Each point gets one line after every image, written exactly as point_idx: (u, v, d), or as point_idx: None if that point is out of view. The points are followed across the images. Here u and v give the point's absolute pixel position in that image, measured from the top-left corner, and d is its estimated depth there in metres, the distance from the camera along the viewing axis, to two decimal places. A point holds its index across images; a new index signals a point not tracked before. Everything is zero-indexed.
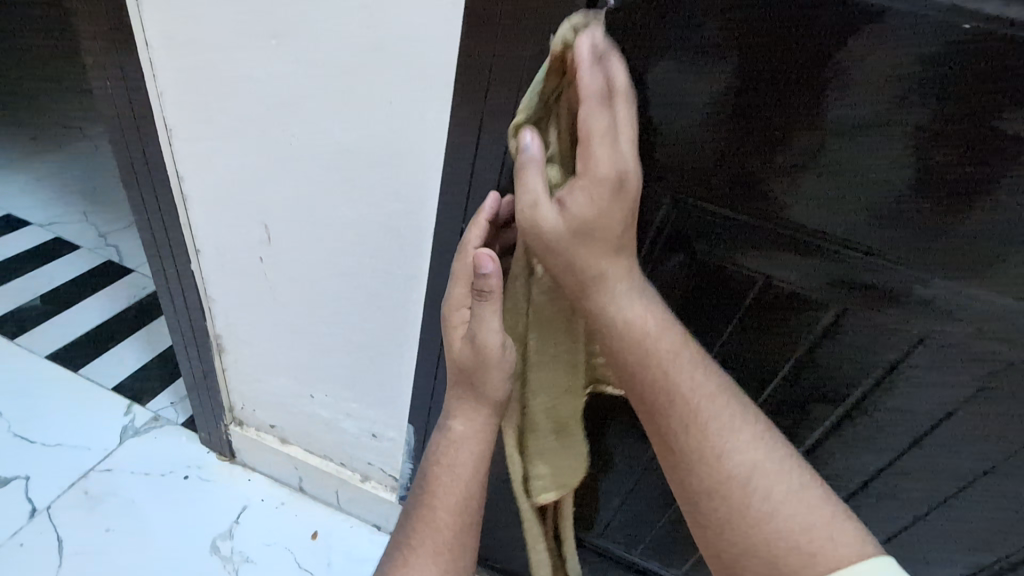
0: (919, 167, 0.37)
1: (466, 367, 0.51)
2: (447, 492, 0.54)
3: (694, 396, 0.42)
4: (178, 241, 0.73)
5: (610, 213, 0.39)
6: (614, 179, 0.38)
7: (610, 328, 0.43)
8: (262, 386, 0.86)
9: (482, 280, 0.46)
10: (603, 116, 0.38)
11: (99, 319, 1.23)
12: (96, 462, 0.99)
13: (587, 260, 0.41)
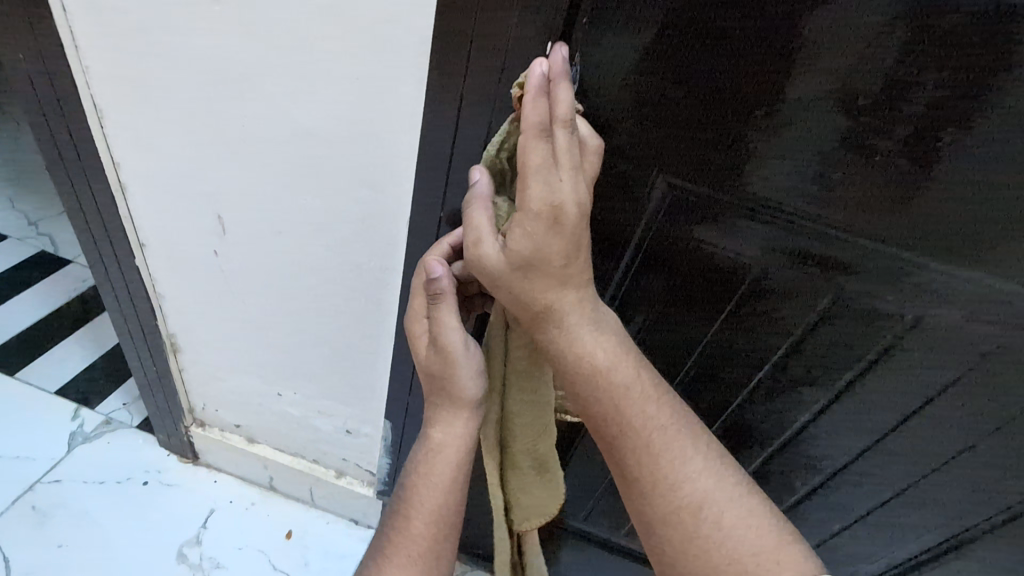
0: (874, 144, 0.36)
1: (434, 373, 0.48)
2: (425, 505, 0.50)
3: (646, 427, 0.42)
4: (119, 235, 0.66)
5: (546, 247, 0.37)
6: (547, 215, 0.36)
7: (565, 355, 0.42)
8: (224, 385, 0.81)
9: (433, 282, 0.45)
10: (541, 148, 0.35)
11: (34, 316, 1.13)
12: (42, 473, 0.92)
13: (533, 290, 0.39)
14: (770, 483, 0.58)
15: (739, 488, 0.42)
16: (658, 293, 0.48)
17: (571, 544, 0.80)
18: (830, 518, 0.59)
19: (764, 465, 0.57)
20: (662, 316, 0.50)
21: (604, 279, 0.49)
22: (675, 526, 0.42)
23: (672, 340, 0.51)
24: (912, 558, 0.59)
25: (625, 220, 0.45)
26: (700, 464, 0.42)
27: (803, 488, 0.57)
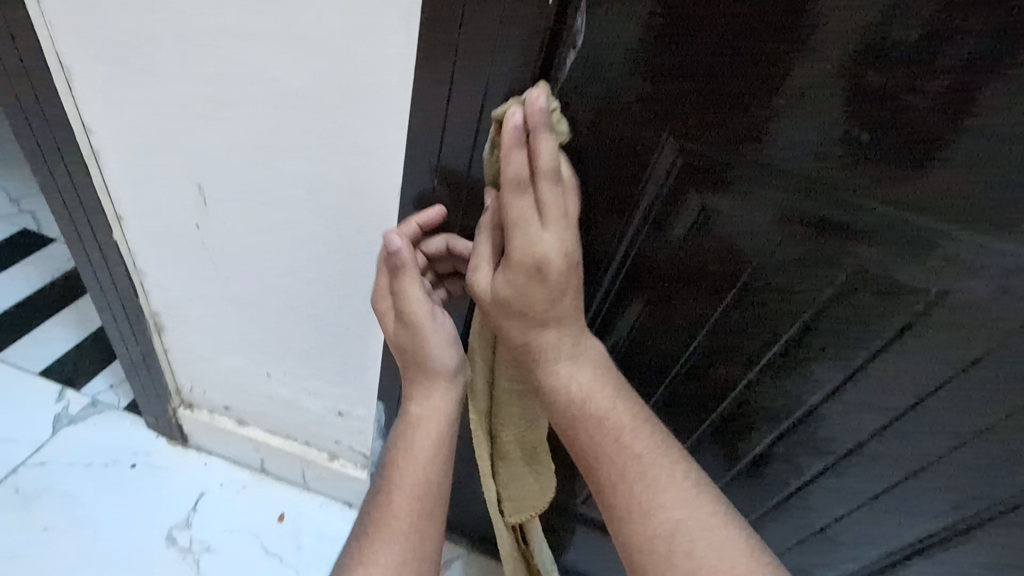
0: (899, 104, 0.33)
1: (406, 349, 0.49)
2: (406, 478, 0.51)
3: (621, 453, 0.42)
4: (95, 207, 0.63)
5: (529, 293, 0.40)
6: (528, 268, 0.39)
7: (543, 387, 0.44)
8: (211, 365, 0.78)
9: (393, 255, 0.45)
10: (521, 203, 0.37)
11: (17, 295, 1.10)
12: (26, 456, 0.89)
13: (517, 328, 0.42)
14: (776, 465, 0.57)
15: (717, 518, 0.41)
16: (665, 268, 0.46)
17: (569, 527, 0.78)
18: (837, 502, 0.57)
19: (771, 447, 0.55)
20: (667, 292, 0.47)
21: (608, 253, 0.46)
22: (643, 556, 0.41)
23: (678, 317, 0.49)
24: (919, 541, 0.57)
25: (629, 189, 0.42)
26: (676, 495, 0.41)
27: (810, 471, 0.56)
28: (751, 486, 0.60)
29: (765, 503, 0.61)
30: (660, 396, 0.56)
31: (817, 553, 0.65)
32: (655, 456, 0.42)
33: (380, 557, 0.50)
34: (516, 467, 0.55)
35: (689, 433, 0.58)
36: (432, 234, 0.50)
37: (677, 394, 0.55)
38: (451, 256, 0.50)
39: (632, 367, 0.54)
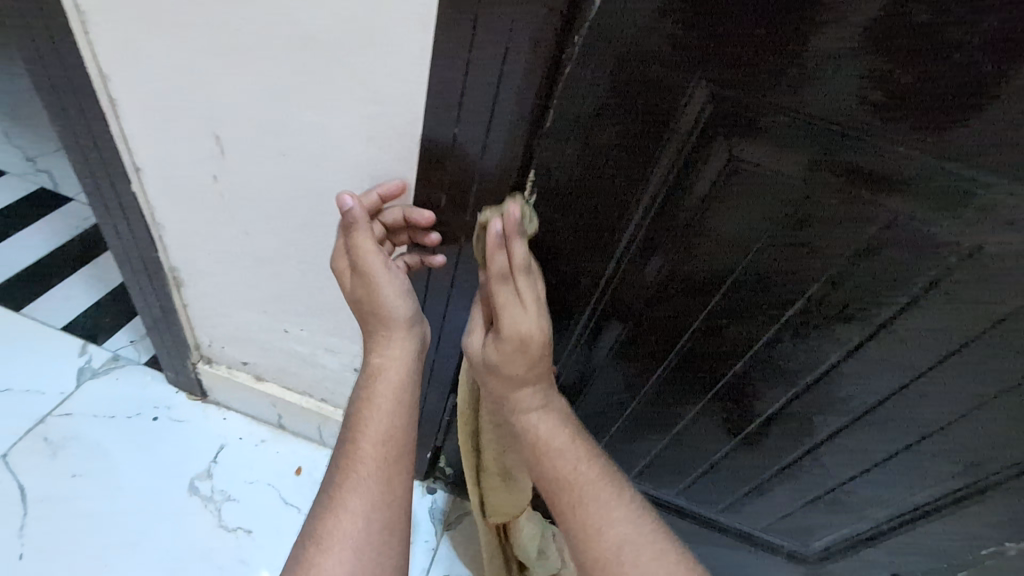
0: (939, 60, 0.32)
1: (364, 301, 0.55)
2: (370, 427, 0.57)
3: (576, 483, 0.53)
4: (113, 157, 0.63)
5: (511, 358, 0.52)
6: (513, 338, 0.51)
7: (520, 428, 0.56)
8: (229, 321, 0.79)
9: (345, 214, 0.50)
10: (505, 290, 0.50)
11: (37, 252, 1.11)
12: (52, 406, 0.92)
13: (503, 384, 0.55)
14: (790, 424, 0.57)
15: (653, 536, 0.52)
16: (687, 223, 0.46)
17: None
18: (851, 462, 0.58)
19: (787, 406, 0.56)
20: (688, 249, 0.48)
21: (630, 209, 0.47)
22: (595, 564, 0.51)
23: (699, 273, 0.49)
24: (929, 503, 0.58)
25: (655, 144, 0.42)
26: (621, 514, 0.52)
27: (824, 430, 0.56)
28: (765, 446, 0.61)
29: (776, 464, 0.62)
30: (677, 353, 0.56)
31: (826, 513, 0.66)
32: (603, 483, 0.54)
33: (347, 501, 0.54)
34: (495, 481, 0.70)
35: (704, 392, 0.59)
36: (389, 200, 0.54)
37: (695, 351, 0.55)
38: (407, 225, 0.54)
39: (650, 323, 0.55)
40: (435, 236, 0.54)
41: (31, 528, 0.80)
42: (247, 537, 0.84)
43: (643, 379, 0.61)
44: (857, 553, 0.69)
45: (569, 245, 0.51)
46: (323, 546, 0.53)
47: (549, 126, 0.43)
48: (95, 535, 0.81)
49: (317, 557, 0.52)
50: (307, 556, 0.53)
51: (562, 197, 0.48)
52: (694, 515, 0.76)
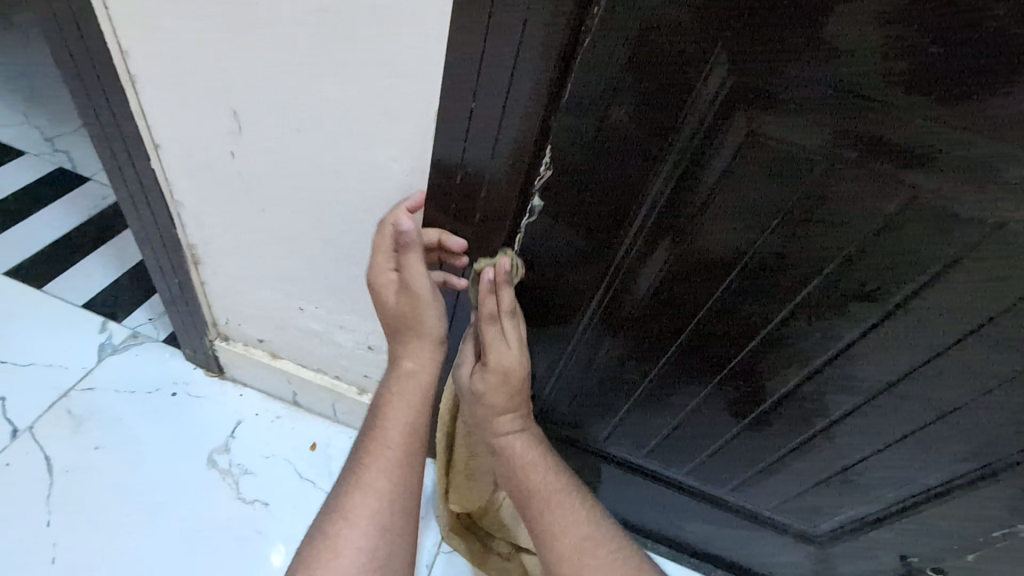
0: (968, 27, 0.32)
1: (405, 315, 0.57)
2: (395, 415, 0.61)
3: (545, 493, 0.63)
4: (133, 134, 0.63)
5: (495, 389, 0.59)
6: (499, 372, 0.58)
7: (497, 448, 0.64)
8: (246, 299, 0.81)
9: (404, 236, 0.52)
10: (494, 330, 0.57)
11: (57, 230, 1.13)
12: (76, 381, 0.94)
13: (486, 412, 0.62)
14: (802, 404, 0.57)
15: (601, 540, 0.62)
16: (703, 202, 0.46)
17: (590, 464, 0.81)
18: (864, 442, 0.58)
19: (800, 386, 0.56)
20: (703, 226, 0.48)
21: (645, 186, 0.47)
22: (559, 565, 0.62)
23: (715, 253, 0.49)
24: (942, 484, 0.58)
25: (673, 119, 0.42)
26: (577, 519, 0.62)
27: (838, 410, 0.56)
28: (777, 426, 0.61)
29: (786, 444, 0.63)
30: (691, 333, 0.56)
31: (837, 494, 0.66)
32: (565, 494, 0.64)
33: (370, 481, 0.59)
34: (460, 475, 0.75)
35: (717, 372, 0.59)
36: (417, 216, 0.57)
37: (708, 331, 0.55)
38: (439, 246, 0.57)
39: (664, 304, 0.55)
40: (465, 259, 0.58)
41: (58, 496, 0.82)
42: (265, 509, 0.86)
43: (656, 360, 0.61)
44: (868, 534, 0.69)
45: (582, 225, 0.51)
46: (348, 519, 0.57)
47: (567, 101, 0.43)
48: (119, 504, 0.83)
49: (341, 528, 0.57)
50: (332, 526, 0.57)
51: (578, 175, 0.48)
52: (704, 495, 0.77)
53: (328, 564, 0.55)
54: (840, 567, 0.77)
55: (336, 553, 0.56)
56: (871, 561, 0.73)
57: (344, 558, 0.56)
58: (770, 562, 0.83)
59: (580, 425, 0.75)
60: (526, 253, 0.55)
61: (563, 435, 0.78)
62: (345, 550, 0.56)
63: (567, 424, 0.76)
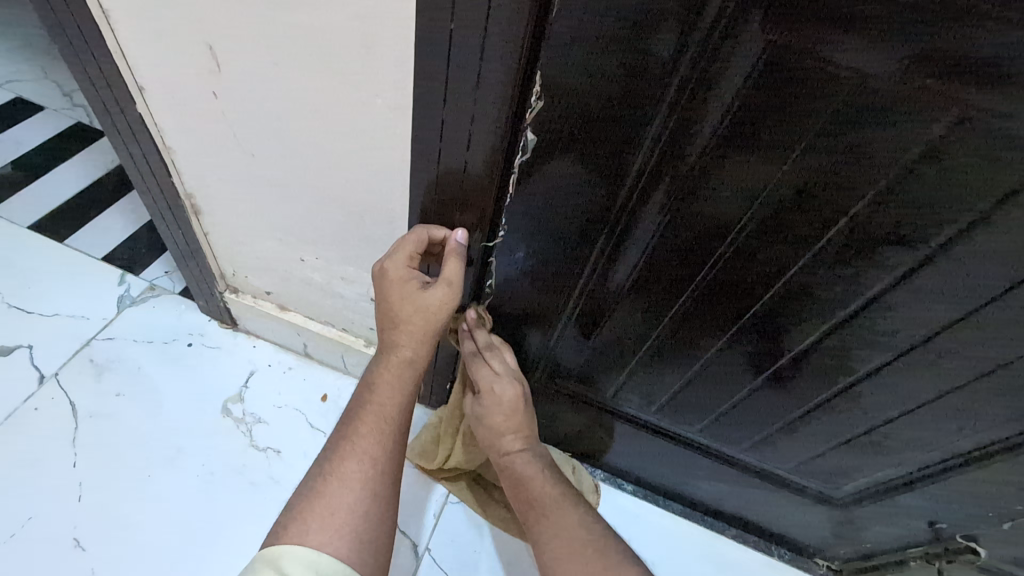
0: None
1: (428, 308, 0.57)
2: (386, 393, 0.61)
3: (540, 500, 0.62)
4: (116, 75, 0.60)
5: (493, 412, 0.65)
6: (494, 396, 0.65)
7: (501, 465, 0.66)
8: (249, 251, 0.79)
9: (454, 245, 0.55)
10: (480, 364, 0.65)
11: (76, 184, 1.14)
12: (97, 331, 0.96)
13: (488, 433, 0.67)
14: (825, 360, 0.52)
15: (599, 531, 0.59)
16: (715, 133, 0.41)
17: (599, 420, 0.79)
18: (893, 402, 0.53)
19: (821, 342, 0.51)
20: (715, 163, 0.42)
21: (647, 119, 0.42)
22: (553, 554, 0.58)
23: (728, 192, 0.44)
24: (982, 447, 0.53)
25: (678, 36, 0.36)
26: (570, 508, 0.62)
27: (865, 367, 0.51)
28: (796, 384, 0.57)
29: (807, 403, 0.58)
30: (701, 284, 0.52)
31: (863, 456, 0.62)
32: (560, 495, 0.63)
33: (364, 447, 0.59)
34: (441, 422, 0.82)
35: (729, 325, 0.54)
36: (411, 169, 0.53)
37: (720, 281, 0.51)
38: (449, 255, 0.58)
39: (670, 252, 0.51)
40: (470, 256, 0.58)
41: (83, 440, 0.85)
42: (278, 457, 0.88)
43: (663, 312, 0.57)
44: (895, 498, 0.65)
45: (580, 165, 0.47)
46: (340, 480, 0.57)
47: (557, 12, 0.37)
48: (139, 450, 0.86)
49: (334, 490, 0.56)
50: (324, 487, 0.56)
51: (574, 105, 0.43)
52: (718, 454, 0.74)
53: (322, 522, 0.54)
54: (863, 529, 0.73)
55: (330, 511, 0.55)
56: (896, 525, 0.69)
57: (337, 517, 0.55)
58: (788, 522, 0.80)
59: (588, 380, 0.72)
60: (521, 196, 0.51)
61: (570, 391, 0.76)
62: (338, 512, 0.55)
63: (575, 379, 0.73)
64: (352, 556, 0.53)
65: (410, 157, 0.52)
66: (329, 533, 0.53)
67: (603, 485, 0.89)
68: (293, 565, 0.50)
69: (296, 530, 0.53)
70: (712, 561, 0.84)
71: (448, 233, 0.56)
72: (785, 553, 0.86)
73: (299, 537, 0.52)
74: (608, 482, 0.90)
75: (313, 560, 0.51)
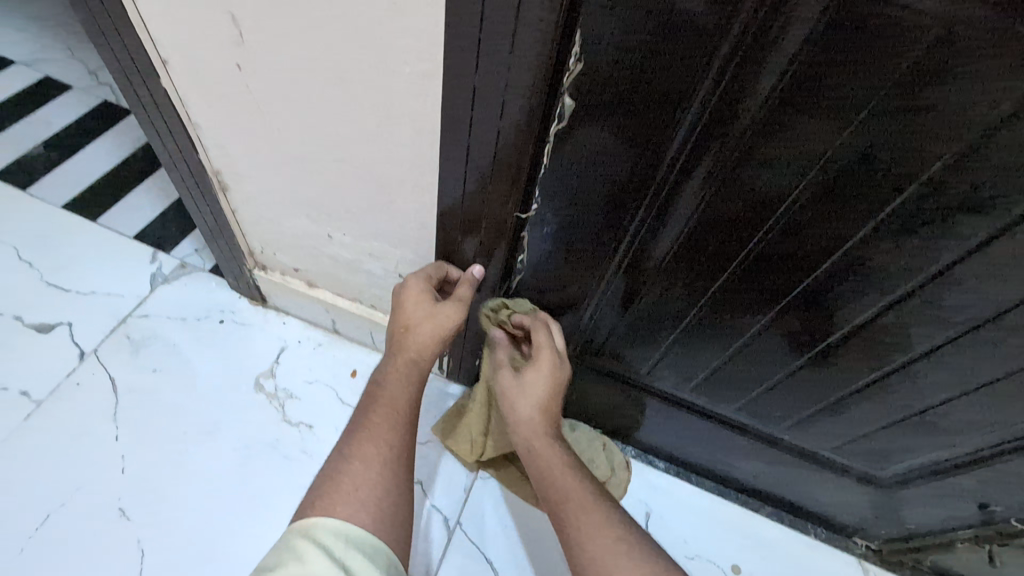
0: None
1: (437, 312, 0.63)
2: (397, 389, 0.64)
3: (575, 505, 0.55)
4: (138, 48, 0.59)
5: (544, 381, 0.62)
6: (551, 364, 0.62)
7: (536, 458, 0.60)
8: (276, 227, 0.79)
9: (468, 275, 0.64)
10: (541, 332, 0.63)
11: (106, 163, 1.15)
12: (133, 308, 0.98)
13: (530, 409, 0.62)
14: (879, 338, 0.50)
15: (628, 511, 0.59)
16: (773, 93, 0.37)
17: (632, 398, 0.77)
18: (950, 381, 0.50)
19: (878, 317, 0.48)
20: (769, 130, 0.39)
21: (695, 83, 0.38)
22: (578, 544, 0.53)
23: (784, 156, 0.41)
24: None
25: None
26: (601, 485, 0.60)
27: (924, 345, 0.48)
28: (846, 363, 0.54)
29: (856, 383, 0.56)
30: (748, 257, 0.49)
31: (913, 436, 0.59)
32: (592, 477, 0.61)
33: (379, 431, 0.61)
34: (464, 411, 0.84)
35: (777, 300, 0.52)
36: (440, 141, 0.51)
37: (770, 253, 0.48)
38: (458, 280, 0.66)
39: (715, 223, 0.48)
40: (478, 278, 0.64)
41: (124, 414, 0.88)
42: (310, 432, 0.89)
43: (705, 287, 0.54)
44: (945, 480, 0.62)
45: (620, 134, 0.44)
46: (361, 460, 0.58)
47: None
48: (177, 424, 0.88)
49: (355, 469, 0.57)
50: (345, 468, 0.58)
51: (616, 68, 0.40)
52: (757, 433, 0.71)
53: (348, 497, 0.55)
54: (906, 510, 0.71)
55: (353, 487, 0.56)
56: (943, 507, 0.67)
57: (362, 492, 0.56)
58: (826, 501, 0.78)
59: (621, 357, 0.71)
60: (557, 165, 0.49)
61: (603, 367, 0.74)
62: (363, 488, 0.56)
63: (608, 356, 0.71)
64: (381, 528, 0.54)
65: (440, 127, 0.50)
66: (356, 505, 0.54)
67: (634, 462, 0.88)
68: (324, 533, 0.51)
69: (323, 505, 0.54)
70: (746, 539, 0.83)
71: (464, 271, 0.65)
72: (821, 532, 0.84)
73: (325, 511, 0.54)
74: (639, 459, 0.89)
75: (342, 530, 0.52)
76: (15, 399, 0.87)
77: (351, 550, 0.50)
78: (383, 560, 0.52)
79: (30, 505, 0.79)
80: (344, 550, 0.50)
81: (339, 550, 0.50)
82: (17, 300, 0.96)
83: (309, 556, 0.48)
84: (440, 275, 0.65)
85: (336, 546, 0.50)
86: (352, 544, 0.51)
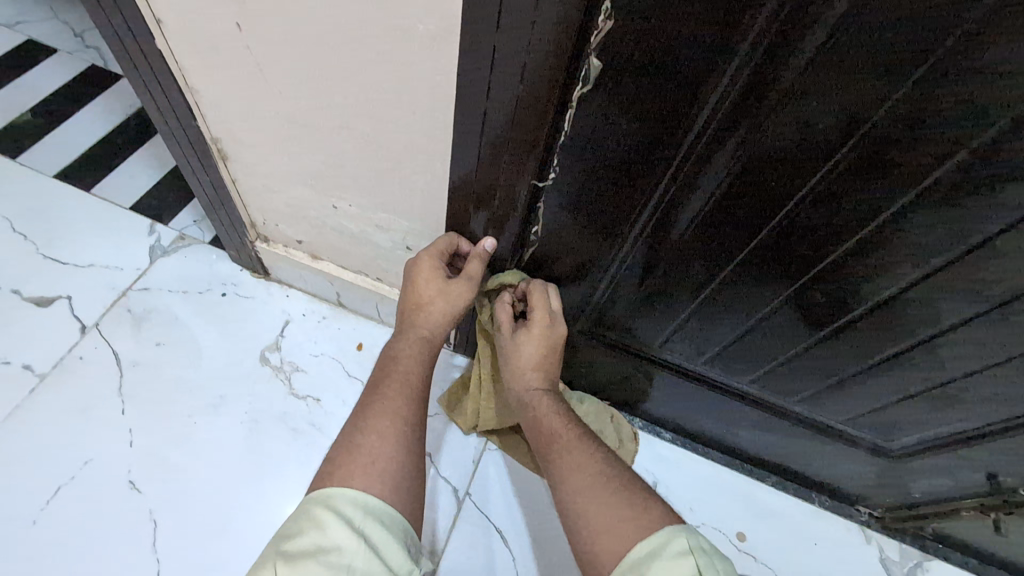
0: None
1: (449, 289, 0.62)
2: (409, 363, 0.63)
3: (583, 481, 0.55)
4: (131, 9, 0.55)
5: (537, 341, 0.63)
6: (544, 325, 0.63)
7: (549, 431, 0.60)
8: (279, 198, 0.76)
9: (482, 250, 0.62)
10: (539, 298, 0.63)
11: (97, 131, 1.11)
12: (132, 281, 0.96)
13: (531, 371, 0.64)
14: (907, 311, 0.49)
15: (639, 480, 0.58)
16: (818, 55, 0.35)
17: (642, 371, 0.77)
18: (972, 354, 0.50)
19: (909, 290, 0.47)
20: (811, 91, 0.37)
21: (738, 40, 0.36)
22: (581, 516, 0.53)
23: (824, 123, 0.39)
24: None
25: None
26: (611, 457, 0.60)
27: (952, 318, 0.48)
28: (868, 336, 0.53)
29: (876, 356, 0.55)
30: (776, 228, 0.48)
31: (928, 407, 0.59)
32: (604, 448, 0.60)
33: (394, 404, 0.60)
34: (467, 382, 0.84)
35: (804, 273, 0.50)
36: (455, 107, 0.49)
37: (800, 224, 0.46)
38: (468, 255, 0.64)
39: (743, 194, 0.46)
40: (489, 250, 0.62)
41: (129, 388, 0.87)
42: (318, 404, 0.89)
43: (728, 258, 0.53)
44: (957, 453, 0.62)
45: (650, 96, 0.41)
46: (377, 433, 0.58)
47: None
48: (182, 398, 0.87)
49: (371, 440, 0.57)
50: (362, 439, 0.57)
51: (650, 24, 0.37)
52: (769, 406, 0.72)
53: (362, 467, 0.54)
54: (914, 480, 0.72)
55: (370, 458, 0.55)
56: (950, 476, 0.68)
57: (378, 463, 0.55)
58: (832, 471, 0.79)
59: (634, 331, 0.70)
60: (579, 133, 0.46)
61: (615, 340, 0.73)
62: (378, 458, 0.55)
63: (620, 328, 0.71)
64: (397, 498, 0.54)
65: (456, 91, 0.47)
66: (371, 475, 0.54)
67: (641, 434, 0.88)
68: (343, 502, 0.51)
69: (340, 475, 0.54)
70: (751, 506, 0.84)
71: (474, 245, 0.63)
72: (825, 500, 0.85)
73: (343, 481, 0.53)
74: (646, 430, 0.89)
75: (360, 500, 0.51)
76: (19, 373, 0.86)
77: (370, 521, 0.50)
78: (400, 531, 0.52)
79: (40, 479, 0.79)
80: (364, 520, 0.50)
81: (359, 520, 0.50)
82: (14, 273, 0.94)
83: (329, 526, 0.48)
84: (452, 249, 0.63)
85: (356, 516, 0.50)
86: (370, 514, 0.51)
